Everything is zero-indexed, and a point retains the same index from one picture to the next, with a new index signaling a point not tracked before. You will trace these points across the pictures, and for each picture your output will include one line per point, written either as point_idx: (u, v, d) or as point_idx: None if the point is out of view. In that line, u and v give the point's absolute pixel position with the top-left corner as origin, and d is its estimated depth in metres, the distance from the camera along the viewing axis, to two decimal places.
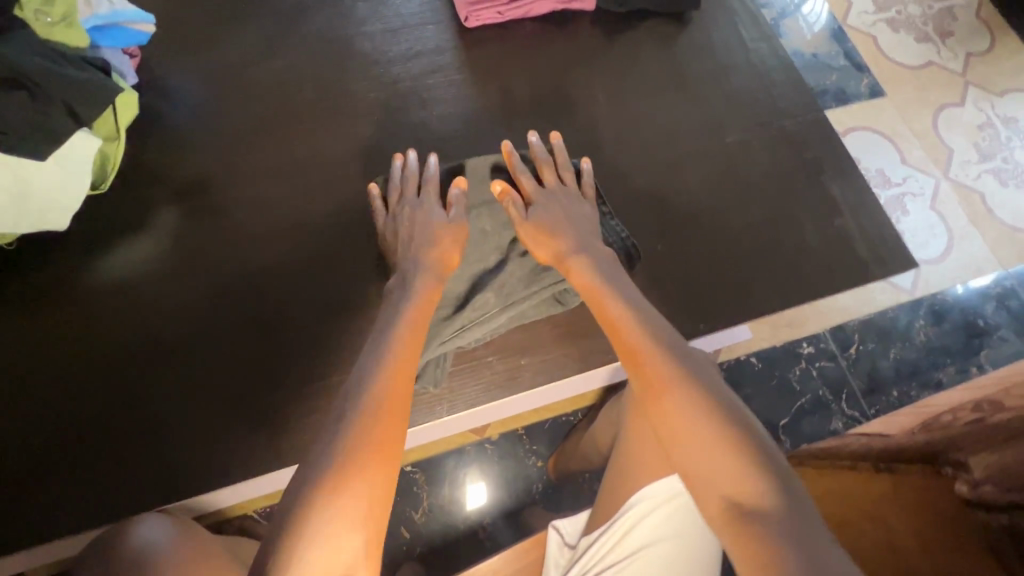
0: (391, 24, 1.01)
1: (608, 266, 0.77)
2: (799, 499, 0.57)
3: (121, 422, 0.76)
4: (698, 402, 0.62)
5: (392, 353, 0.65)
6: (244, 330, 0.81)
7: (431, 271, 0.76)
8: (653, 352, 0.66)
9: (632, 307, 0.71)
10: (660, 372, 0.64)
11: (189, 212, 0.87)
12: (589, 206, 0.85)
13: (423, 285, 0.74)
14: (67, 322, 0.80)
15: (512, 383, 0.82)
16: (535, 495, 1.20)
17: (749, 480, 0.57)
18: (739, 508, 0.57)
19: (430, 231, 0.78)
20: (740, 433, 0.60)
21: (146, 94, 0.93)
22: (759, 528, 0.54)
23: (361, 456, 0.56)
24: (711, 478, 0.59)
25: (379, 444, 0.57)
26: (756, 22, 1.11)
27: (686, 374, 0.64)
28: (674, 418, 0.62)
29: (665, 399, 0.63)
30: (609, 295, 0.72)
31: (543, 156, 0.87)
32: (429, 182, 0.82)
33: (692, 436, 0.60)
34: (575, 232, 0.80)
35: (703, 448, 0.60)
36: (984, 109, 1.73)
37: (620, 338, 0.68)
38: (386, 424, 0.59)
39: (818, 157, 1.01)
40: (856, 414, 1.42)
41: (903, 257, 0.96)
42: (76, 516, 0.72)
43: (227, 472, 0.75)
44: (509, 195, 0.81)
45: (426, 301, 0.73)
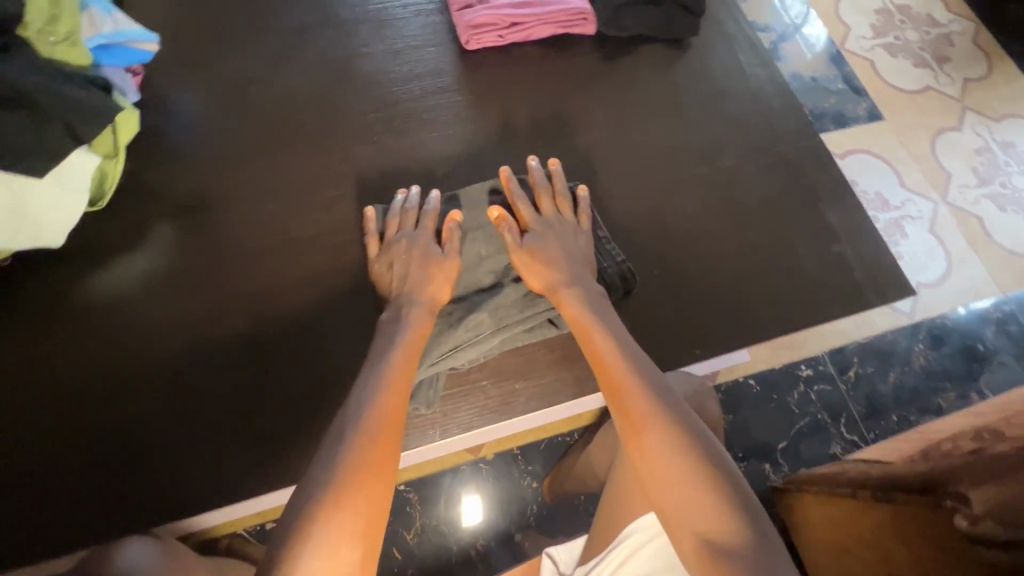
0: (393, 45, 1.02)
1: (596, 300, 0.78)
2: (771, 540, 0.57)
3: (108, 442, 0.75)
4: (676, 438, 0.62)
5: (382, 391, 0.67)
6: (237, 349, 0.81)
7: (426, 304, 0.77)
8: (635, 387, 0.66)
9: (617, 342, 0.72)
10: (641, 406, 0.65)
11: (187, 229, 0.87)
12: (584, 237, 0.85)
13: (414, 317, 0.75)
14: (58, 339, 0.79)
15: (506, 407, 0.81)
16: (529, 517, 1.18)
17: (722, 519, 0.57)
18: (710, 546, 0.57)
19: (427, 268, 0.79)
20: (716, 470, 0.60)
21: (148, 111, 0.94)
22: (730, 567, 0.55)
23: (345, 494, 0.57)
24: (686, 515, 0.59)
25: (363, 482, 0.59)
26: (754, 48, 1.12)
27: (667, 410, 0.64)
28: (652, 453, 0.62)
29: (643, 435, 0.63)
30: (595, 329, 0.74)
31: (543, 184, 0.87)
32: (426, 216, 0.83)
33: (668, 472, 0.61)
34: (570, 265, 0.80)
35: (678, 484, 0.60)
36: (982, 134, 1.74)
37: (604, 370, 0.69)
38: (372, 460, 0.61)
39: (816, 182, 1.01)
40: (855, 439, 1.40)
41: (901, 284, 0.96)
42: (59, 537, 0.71)
43: (213, 494, 0.74)
44: (505, 221, 0.81)
45: (416, 334, 0.74)
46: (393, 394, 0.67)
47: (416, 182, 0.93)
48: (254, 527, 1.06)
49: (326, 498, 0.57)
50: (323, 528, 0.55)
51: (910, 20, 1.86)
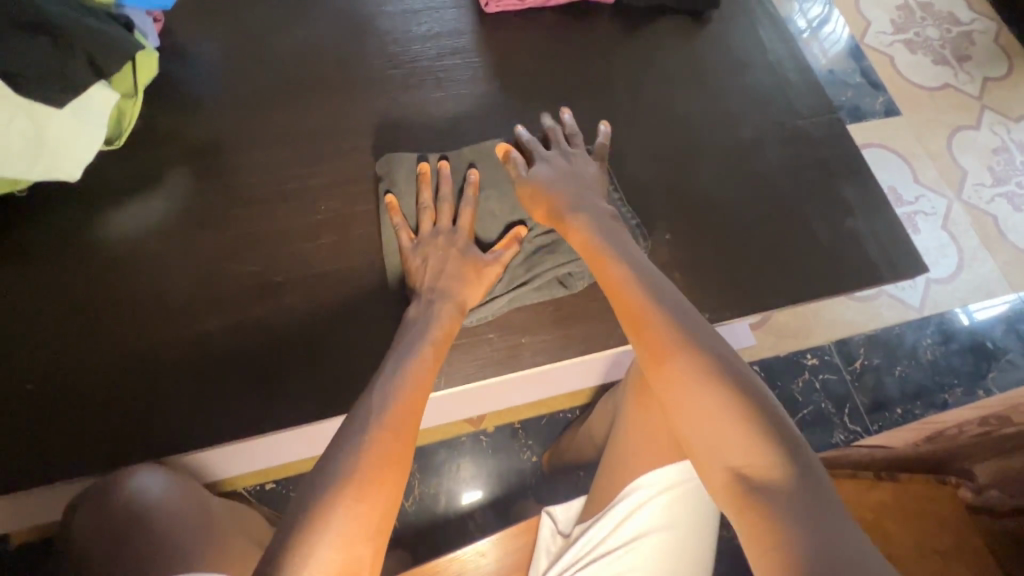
0: (412, 6, 1.02)
1: (609, 228, 0.77)
2: (812, 472, 0.54)
3: (115, 374, 0.75)
4: (702, 368, 0.61)
5: (424, 353, 0.69)
6: (247, 292, 0.81)
7: (452, 300, 0.75)
8: (656, 316, 0.65)
9: (638, 273, 0.70)
10: (661, 337, 0.64)
11: (200, 173, 0.87)
12: (595, 170, 0.85)
13: (445, 311, 0.74)
14: (69, 272, 0.80)
15: (511, 360, 0.81)
16: (527, 490, 1.18)
17: (754, 450, 0.56)
18: (742, 478, 0.56)
19: (468, 270, 0.78)
20: (746, 401, 0.58)
21: (166, 59, 0.94)
22: (766, 500, 0.53)
23: (389, 438, 0.59)
24: (716, 449, 0.58)
25: (402, 424, 0.61)
26: (774, 25, 1.11)
27: (693, 341, 0.63)
28: (677, 385, 0.61)
29: (667, 367, 0.62)
30: (614, 262, 0.72)
31: (552, 126, 0.89)
32: (464, 212, 0.81)
33: (694, 405, 0.60)
34: (574, 187, 0.81)
35: (704, 417, 0.59)
36: (1000, 133, 1.72)
37: (624, 306, 0.68)
38: (404, 413, 0.62)
39: (831, 160, 1.01)
40: (858, 429, 1.39)
41: (914, 263, 0.95)
42: (65, 464, 0.71)
43: (219, 430, 0.74)
44: (512, 155, 0.84)
45: (450, 323, 0.74)
46: (431, 359, 0.69)
47: (429, 138, 0.93)
48: (255, 486, 1.06)
49: (368, 430, 0.59)
50: (369, 460, 0.57)
51: (931, 17, 1.84)
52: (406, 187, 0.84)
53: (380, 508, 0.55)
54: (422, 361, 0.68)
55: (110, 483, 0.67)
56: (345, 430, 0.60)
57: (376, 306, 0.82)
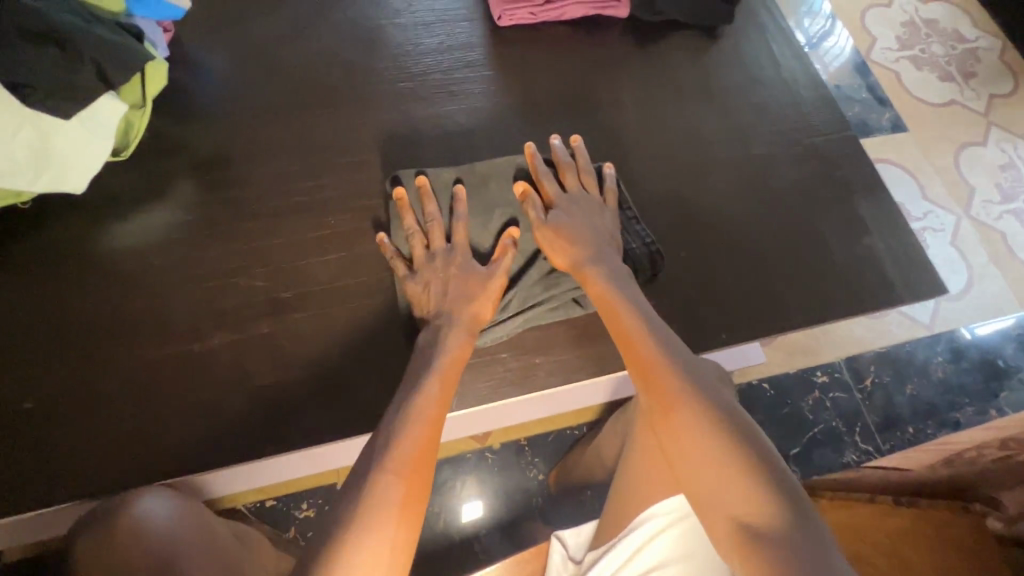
0: (423, 18, 1.01)
1: (622, 277, 0.75)
2: (816, 529, 0.52)
3: (117, 393, 0.73)
4: (704, 414, 0.60)
5: (432, 385, 0.66)
6: (254, 309, 0.79)
7: (463, 325, 0.72)
8: (663, 363, 0.64)
9: (645, 321, 0.69)
10: (668, 382, 0.63)
11: (208, 186, 0.86)
12: (610, 216, 0.82)
13: (455, 338, 0.71)
14: (71, 286, 0.78)
15: (524, 380, 0.79)
16: (533, 509, 1.15)
17: (759, 502, 0.54)
18: (747, 532, 0.53)
19: (476, 287, 0.75)
20: (751, 452, 0.57)
21: (175, 69, 0.93)
22: (771, 555, 0.51)
23: (396, 480, 0.56)
24: (718, 497, 0.56)
25: (409, 466, 0.57)
26: (786, 41, 1.10)
27: (697, 390, 0.62)
28: (682, 432, 0.59)
29: (671, 412, 0.61)
30: (622, 306, 0.71)
31: (566, 161, 0.84)
32: (457, 228, 0.78)
33: (698, 451, 0.58)
34: (595, 241, 0.78)
35: (711, 465, 0.57)
36: (1007, 150, 1.71)
37: (631, 348, 0.67)
38: (415, 455, 0.59)
39: (845, 176, 0.99)
40: (870, 448, 1.37)
41: (932, 282, 0.93)
42: (63, 488, 0.69)
43: (223, 452, 0.72)
44: (530, 196, 0.80)
45: (461, 349, 0.71)
46: (439, 393, 0.65)
47: (441, 152, 0.92)
48: (254, 503, 1.03)
49: (368, 473, 0.56)
50: (366, 504, 0.54)
51: (936, 34, 1.85)
52: (394, 215, 0.81)
53: (377, 556, 0.51)
54: (428, 397, 0.64)
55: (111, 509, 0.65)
56: (353, 472, 0.58)
57: (387, 325, 0.80)
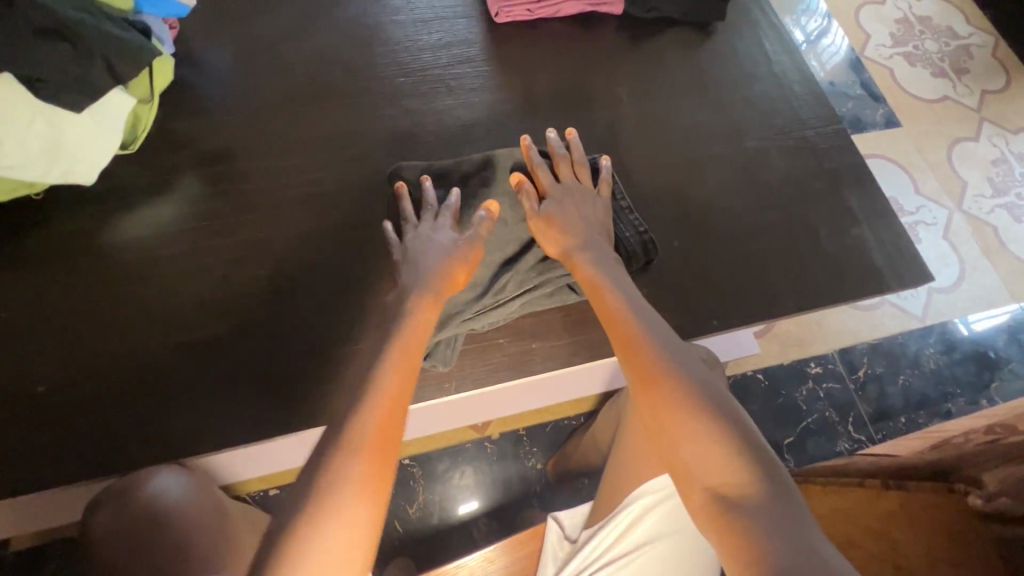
0: (423, 15, 1.03)
1: (610, 264, 0.78)
2: (789, 500, 0.54)
3: (125, 376, 0.75)
4: (684, 390, 0.62)
5: (393, 353, 0.65)
6: (258, 297, 0.81)
7: (430, 289, 0.72)
8: (647, 342, 0.67)
9: (630, 304, 0.72)
10: (649, 360, 0.65)
11: (214, 178, 0.88)
12: (603, 205, 0.84)
13: (420, 303, 0.71)
14: (81, 275, 0.80)
15: (521, 365, 0.82)
16: (531, 497, 1.18)
17: (733, 472, 0.56)
18: (722, 501, 0.56)
19: (449, 252, 0.75)
20: (730, 427, 0.59)
21: (181, 65, 0.95)
22: (742, 522, 0.53)
23: (359, 454, 0.56)
24: (697, 468, 0.58)
25: (372, 439, 0.57)
26: (778, 37, 1.13)
27: (679, 367, 0.64)
28: (663, 406, 0.62)
29: (654, 387, 0.63)
30: (609, 290, 0.74)
31: (561, 153, 0.86)
32: (448, 210, 0.79)
33: (678, 425, 0.60)
34: (586, 231, 0.80)
35: (690, 437, 0.59)
36: (999, 145, 1.74)
37: (616, 329, 0.69)
38: (382, 423, 0.59)
39: (836, 169, 1.02)
40: (862, 438, 1.39)
41: (920, 271, 0.95)
42: (76, 468, 0.71)
43: (229, 434, 0.74)
44: (524, 186, 0.82)
45: (426, 314, 0.71)
46: (397, 359, 0.65)
47: (440, 146, 0.94)
48: (258, 491, 1.06)
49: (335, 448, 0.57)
50: (337, 476, 0.54)
51: (930, 31, 1.87)
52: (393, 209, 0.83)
53: (361, 523, 0.53)
54: (387, 365, 0.64)
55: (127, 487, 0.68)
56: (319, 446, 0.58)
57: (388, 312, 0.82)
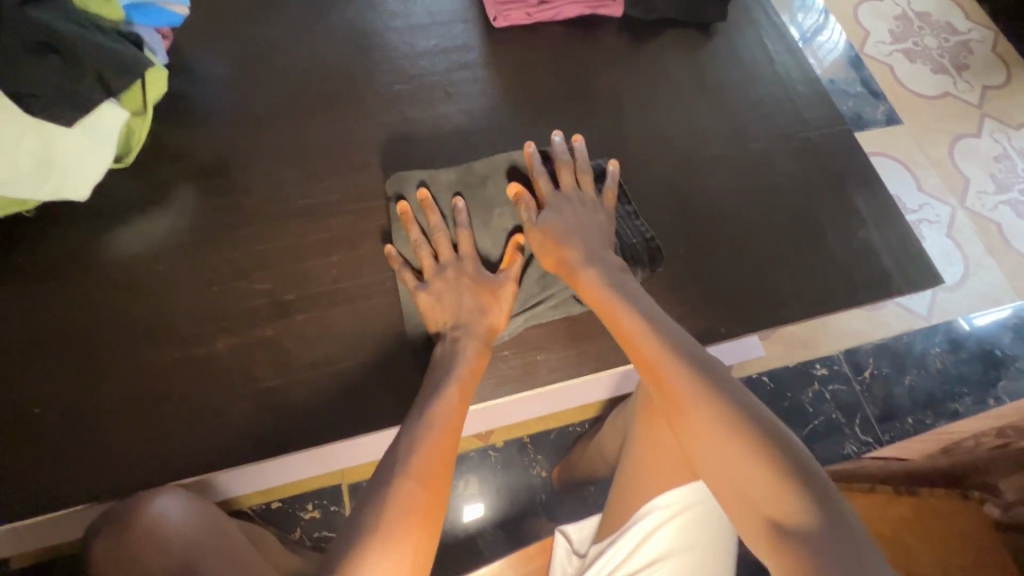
0: (420, 20, 1.02)
1: (617, 276, 0.76)
2: (843, 521, 0.53)
3: (123, 395, 0.74)
4: (719, 414, 0.60)
5: (448, 393, 0.67)
6: (257, 312, 0.80)
7: (479, 337, 0.73)
8: (670, 363, 0.65)
9: (648, 322, 0.69)
10: (677, 383, 0.63)
11: (210, 191, 0.87)
12: (605, 213, 0.83)
13: (471, 349, 0.72)
14: (76, 292, 0.78)
15: (526, 378, 0.80)
16: (537, 506, 1.16)
17: (786, 499, 0.55)
18: (778, 529, 0.54)
19: (487, 293, 0.76)
20: (774, 448, 0.57)
21: (174, 75, 0.94)
22: (803, 552, 0.52)
23: (417, 487, 0.58)
24: (747, 496, 0.57)
25: (432, 473, 0.59)
26: (780, 37, 1.11)
27: (713, 388, 0.62)
28: (696, 432, 0.61)
29: (688, 416, 0.61)
30: (620, 305, 0.72)
31: (564, 159, 0.84)
32: (464, 239, 0.78)
33: (721, 455, 0.59)
34: (586, 241, 0.78)
35: (732, 463, 0.58)
36: (1001, 141, 1.73)
37: (636, 350, 0.68)
38: (434, 461, 0.60)
39: (841, 170, 1.00)
40: (870, 440, 1.38)
41: (929, 273, 0.94)
42: (75, 491, 0.70)
43: (230, 453, 0.73)
44: (523, 198, 0.81)
45: (477, 359, 0.72)
46: (459, 402, 0.67)
47: (440, 153, 0.92)
48: (261, 505, 1.04)
49: (391, 484, 0.57)
50: (391, 511, 0.55)
51: (929, 27, 1.86)
52: (395, 224, 0.82)
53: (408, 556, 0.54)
54: (448, 406, 0.66)
55: (129, 508, 0.66)
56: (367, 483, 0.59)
57: (392, 325, 0.80)
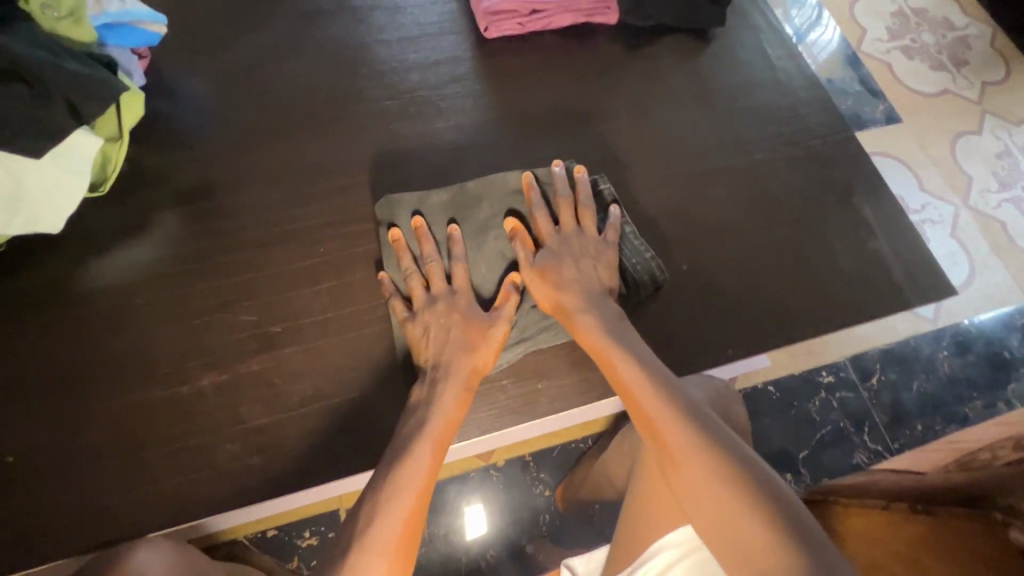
0: (407, 32, 0.98)
1: (615, 321, 0.73)
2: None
3: (104, 440, 0.70)
4: (716, 470, 0.59)
5: (422, 447, 0.64)
6: (242, 346, 0.76)
7: (459, 377, 0.70)
8: (668, 416, 0.63)
9: (645, 372, 0.68)
10: (675, 436, 0.62)
11: (192, 218, 0.83)
12: (606, 255, 0.79)
13: (449, 395, 0.69)
14: (53, 330, 0.75)
15: (527, 408, 0.77)
16: (541, 527, 1.13)
17: (778, 559, 0.53)
18: None
19: (475, 334, 0.73)
20: (772, 505, 0.56)
21: (153, 97, 0.90)
22: None
23: (380, 555, 0.56)
24: (743, 555, 0.55)
25: (397, 539, 0.57)
26: (779, 41, 1.08)
27: (713, 443, 0.61)
28: (692, 487, 0.59)
29: (684, 469, 0.60)
30: (616, 351, 0.70)
31: (565, 194, 0.80)
32: (459, 271, 0.75)
33: (717, 511, 0.57)
34: (584, 286, 0.76)
35: (726, 520, 0.57)
36: (1003, 137, 1.70)
37: (633, 400, 0.66)
38: (406, 524, 0.58)
39: (847, 178, 0.97)
40: (879, 448, 1.35)
41: (940, 283, 0.90)
42: (52, 544, 0.66)
43: (217, 498, 0.69)
44: (519, 234, 0.78)
45: (455, 404, 0.69)
46: (432, 458, 0.64)
47: (431, 172, 0.89)
48: (255, 533, 1.01)
49: (355, 555, 0.56)
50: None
51: (927, 23, 1.83)
52: (386, 250, 0.79)
53: None
54: (420, 464, 0.63)
55: (107, 562, 0.62)
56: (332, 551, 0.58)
57: (386, 356, 0.77)
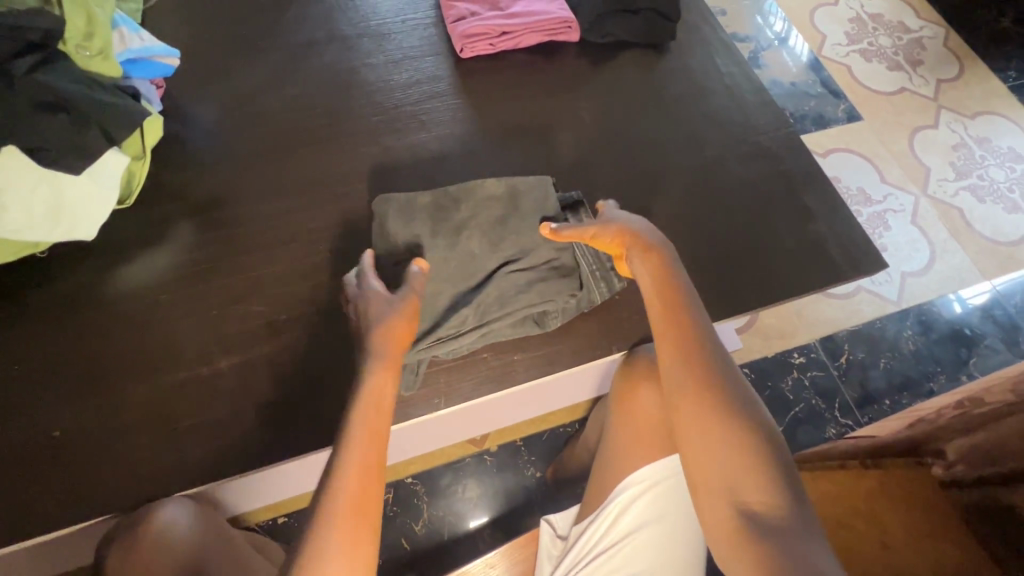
0: (393, 56, 1.11)
1: (677, 268, 0.79)
2: (806, 512, 0.61)
3: (137, 415, 0.80)
4: (736, 416, 0.66)
5: (358, 426, 0.68)
6: (255, 332, 0.86)
7: (383, 359, 0.73)
8: (707, 356, 0.71)
9: (696, 315, 0.75)
10: (709, 371, 0.70)
11: (207, 225, 0.94)
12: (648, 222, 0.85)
13: (374, 377, 0.72)
14: (88, 324, 0.85)
15: (505, 377, 0.87)
16: (533, 505, 1.21)
17: (767, 491, 0.62)
18: (750, 517, 0.61)
19: (381, 316, 0.76)
20: (772, 454, 0.65)
21: (170, 121, 1.02)
22: (771, 541, 0.59)
23: (333, 523, 0.61)
24: (736, 488, 0.63)
25: (354, 505, 0.63)
26: (729, 52, 1.21)
27: (737, 394, 0.68)
28: (708, 419, 0.67)
29: (705, 403, 0.67)
30: (678, 290, 0.76)
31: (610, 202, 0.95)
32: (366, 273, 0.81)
33: (722, 446, 0.65)
34: (657, 235, 0.82)
35: (729, 456, 0.65)
36: (958, 130, 1.82)
37: (673, 333, 0.73)
38: (358, 492, 0.64)
39: (791, 170, 1.08)
40: (849, 423, 1.44)
41: (874, 259, 1.01)
42: (95, 504, 0.76)
43: (236, 463, 0.79)
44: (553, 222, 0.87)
45: (384, 384, 0.72)
46: (368, 436, 0.68)
47: (418, 178, 1.00)
48: (268, 521, 1.10)
49: (319, 521, 0.62)
50: (329, 541, 0.60)
51: (882, 27, 1.97)
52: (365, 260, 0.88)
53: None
54: (357, 442, 0.67)
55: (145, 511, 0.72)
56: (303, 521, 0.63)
57: None
